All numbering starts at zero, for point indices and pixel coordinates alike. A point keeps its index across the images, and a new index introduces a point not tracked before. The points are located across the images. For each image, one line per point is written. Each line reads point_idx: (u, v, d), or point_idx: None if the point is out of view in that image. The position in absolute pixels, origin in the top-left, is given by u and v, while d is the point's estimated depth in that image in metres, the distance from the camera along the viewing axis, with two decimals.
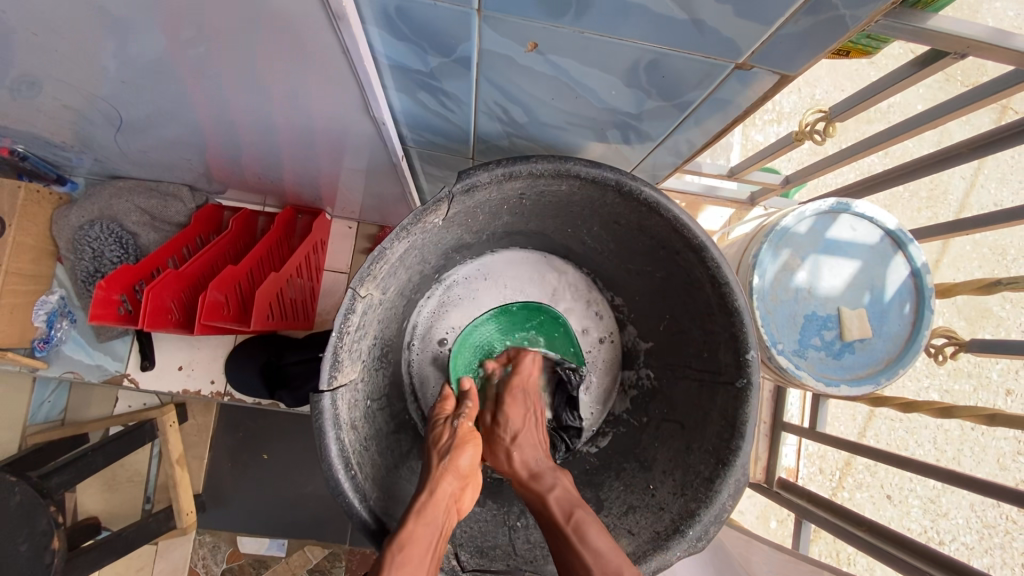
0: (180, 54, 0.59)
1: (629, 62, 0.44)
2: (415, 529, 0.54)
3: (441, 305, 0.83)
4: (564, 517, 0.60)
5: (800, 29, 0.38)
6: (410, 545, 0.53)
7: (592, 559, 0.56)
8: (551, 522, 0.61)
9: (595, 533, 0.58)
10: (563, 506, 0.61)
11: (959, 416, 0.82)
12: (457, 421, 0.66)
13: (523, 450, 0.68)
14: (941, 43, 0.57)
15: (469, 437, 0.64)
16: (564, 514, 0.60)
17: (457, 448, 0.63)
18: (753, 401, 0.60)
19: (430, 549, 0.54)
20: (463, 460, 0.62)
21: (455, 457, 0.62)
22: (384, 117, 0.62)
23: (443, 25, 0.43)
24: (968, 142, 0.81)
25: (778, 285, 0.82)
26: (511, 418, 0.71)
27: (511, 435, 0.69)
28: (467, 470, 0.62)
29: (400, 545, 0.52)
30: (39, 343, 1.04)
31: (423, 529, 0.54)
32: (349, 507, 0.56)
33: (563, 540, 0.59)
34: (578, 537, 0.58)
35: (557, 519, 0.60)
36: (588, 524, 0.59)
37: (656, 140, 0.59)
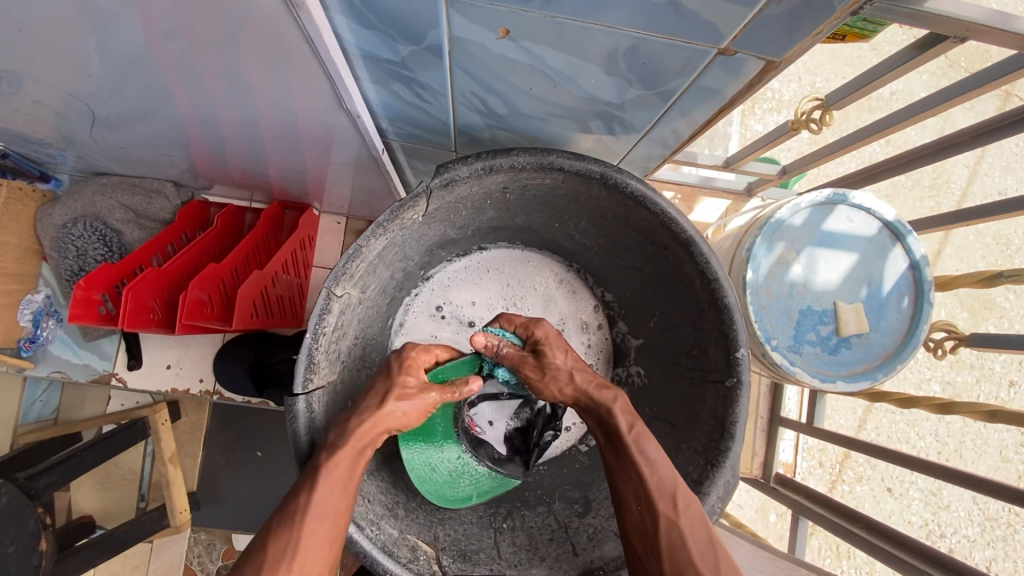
0: (147, 47, 0.57)
1: (606, 49, 0.42)
2: (350, 453, 0.54)
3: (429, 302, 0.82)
4: (625, 428, 0.58)
5: (784, 11, 0.35)
6: (340, 467, 0.53)
7: (649, 470, 0.55)
8: (614, 429, 0.59)
9: (654, 446, 0.57)
10: (627, 419, 0.59)
11: (959, 412, 0.79)
12: (433, 396, 0.62)
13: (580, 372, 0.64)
14: (939, 26, 0.55)
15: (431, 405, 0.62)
16: (627, 424, 0.58)
17: (416, 404, 0.61)
18: (743, 400, 0.58)
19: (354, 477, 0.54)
20: (410, 415, 0.61)
21: (408, 409, 0.60)
22: (359, 109, 0.60)
23: (409, 10, 0.40)
24: (971, 129, 0.78)
25: (772, 279, 0.80)
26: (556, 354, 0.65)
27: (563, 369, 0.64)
28: (405, 419, 0.61)
29: (334, 466, 0.52)
30: (25, 343, 1.02)
31: (352, 458, 0.54)
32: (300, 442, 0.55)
33: (621, 449, 0.57)
34: (638, 448, 0.56)
35: (619, 428, 0.58)
36: (649, 441, 0.57)
37: (641, 131, 0.57)
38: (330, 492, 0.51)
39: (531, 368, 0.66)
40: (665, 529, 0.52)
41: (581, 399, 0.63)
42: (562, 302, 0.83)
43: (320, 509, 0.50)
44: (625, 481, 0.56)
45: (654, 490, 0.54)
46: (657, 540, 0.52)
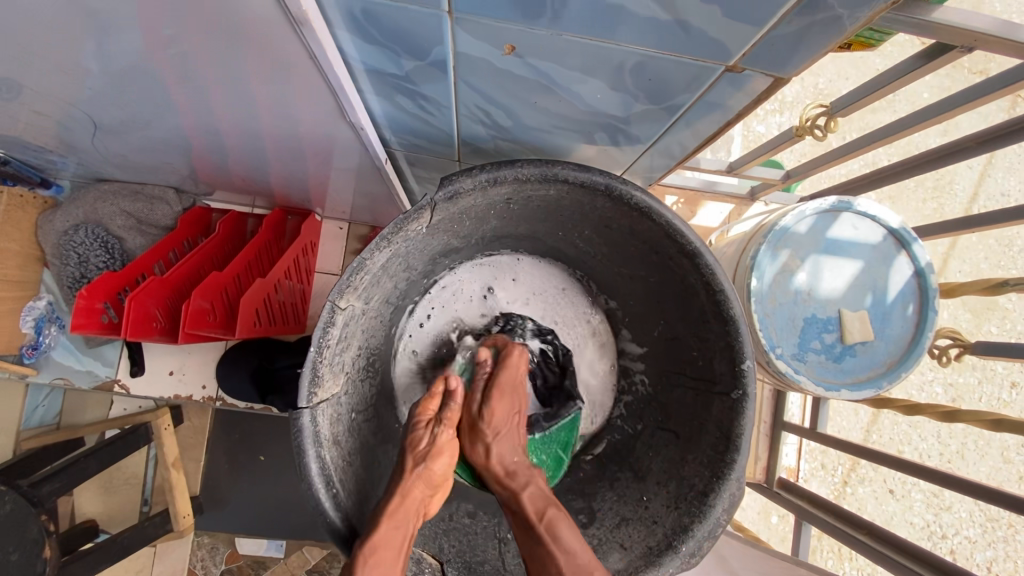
0: (152, 57, 0.56)
1: (613, 65, 0.42)
2: (387, 535, 0.53)
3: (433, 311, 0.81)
4: (536, 516, 0.57)
5: (793, 31, 0.35)
6: (383, 550, 0.52)
7: (564, 558, 0.54)
8: (524, 520, 0.57)
9: (569, 533, 0.56)
10: (537, 504, 0.57)
11: (963, 420, 0.79)
12: (439, 429, 0.61)
13: (502, 445, 0.62)
14: (947, 36, 0.54)
15: (449, 445, 0.60)
16: (538, 512, 0.56)
17: (433, 457, 0.59)
18: (749, 412, 0.58)
19: (400, 553, 0.53)
20: (437, 467, 0.59)
21: (432, 464, 0.59)
22: (363, 121, 0.60)
23: (414, 28, 0.40)
24: (978, 134, 0.78)
25: (777, 287, 0.80)
26: (495, 412, 0.63)
27: (494, 430, 0.62)
28: (433, 474, 0.59)
29: (372, 550, 0.51)
30: (28, 350, 1.03)
31: (393, 534, 0.53)
32: (316, 499, 0.54)
33: (536, 540, 0.55)
34: (551, 537, 0.55)
35: (529, 516, 0.57)
36: (562, 525, 0.56)
37: (647, 143, 0.57)
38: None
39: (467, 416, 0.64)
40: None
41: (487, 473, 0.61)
42: (565, 310, 0.83)
43: None
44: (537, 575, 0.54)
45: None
46: None
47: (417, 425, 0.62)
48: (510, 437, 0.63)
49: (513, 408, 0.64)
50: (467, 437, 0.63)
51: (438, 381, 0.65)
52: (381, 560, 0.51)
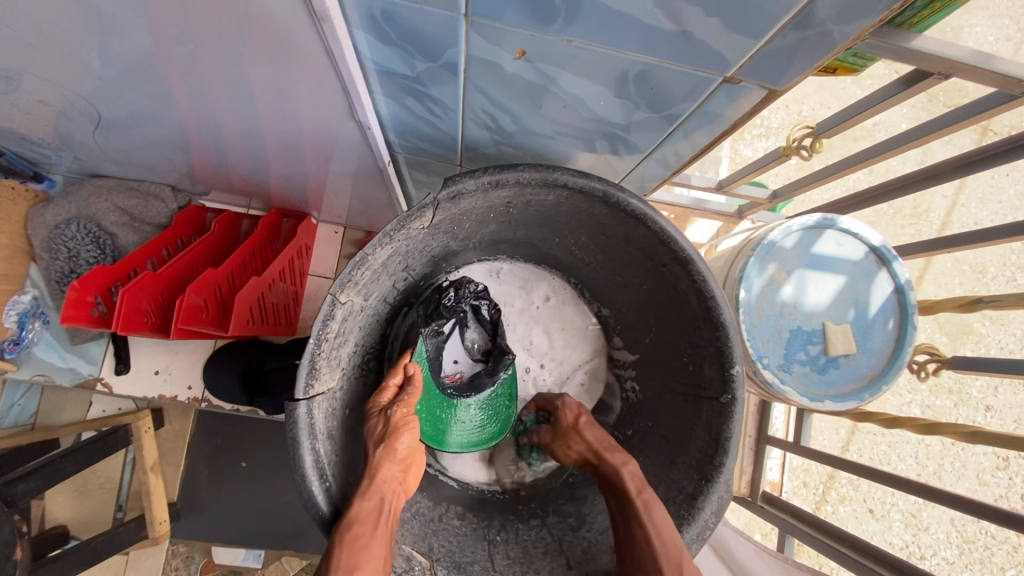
0: (160, 51, 0.57)
1: (618, 73, 0.44)
2: (362, 507, 0.54)
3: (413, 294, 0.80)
4: (635, 491, 0.60)
5: (787, 44, 0.38)
6: (360, 523, 0.53)
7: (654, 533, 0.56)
8: (624, 494, 0.61)
9: (661, 512, 0.58)
10: (636, 480, 0.62)
11: (941, 432, 0.82)
12: (391, 409, 0.62)
13: (591, 433, 0.69)
14: (925, 63, 0.58)
15: (405, 423, 0.62)
16: (636, 487, 0.60)
17: (393, 435, 0.60)
18: (737, 416, 0.60)
19: (377, 525, 0.54)
20: (401, 444, 0.60)
21: (392, 442, 0.60)
22: (370, 121, 0.61)
23: (430, 30, 0.42)
24: (952, 160, 0.82)
25: (764, 299, 0.83)
26: (567, 409, 0.73)
27: (576, 423, 0.71)
28: (400, 454, 0.60)
29: (348, 524, 0.53)
30: (9, 344, 0.99)
31: (367, 508, 0.55)
32: (308, 494, 0.54)
33: (631, 512, 0.59)
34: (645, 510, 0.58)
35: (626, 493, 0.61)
36: (654, 506, 0.58)
37: (644, 152, 0.59)
38: (354, 554, 0.51)
39: (547, 434, 0.74)
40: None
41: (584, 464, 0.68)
42: (553, 317, 0.85)
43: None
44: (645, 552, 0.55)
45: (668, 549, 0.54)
46: None
47: (372, 414, 0.63)
48: (593, 429, 0.70)
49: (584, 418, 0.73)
50: (556, 448, 0.72)
51: (394, 372, 0.66)
52: (359, 533, 0.53)
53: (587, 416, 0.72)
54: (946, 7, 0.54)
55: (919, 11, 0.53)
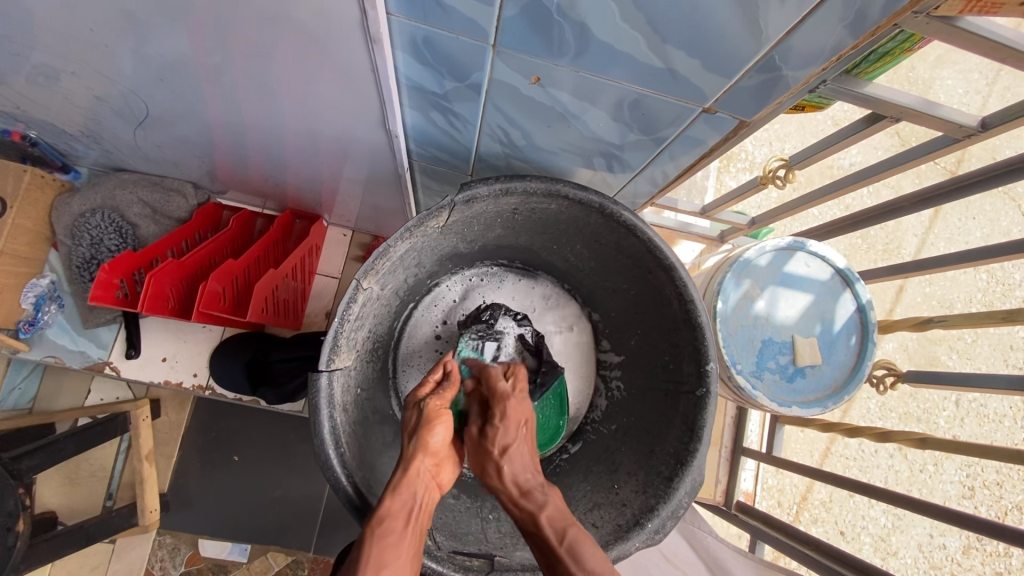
0: (215, 60, 0.65)
1: (616, 100, 0.52)
2: (393, 502, 0.56)
3: (436, 309, 0.90)
4: (556, 539, 0.56)
5: (753, 83, 0.46)
6: (391, 518, 0.55)
7: None
8: (545, 542, 0.57)
9: (590, 551, 0.55)
10: (557, 525, 0.57)
11: (895, 440, 0.90)
12: (425, 401, 0.64)
13: (514, 465, 0.62)
14: (878, 107, 0.68)
15: (439, 415, 0.63)
16: (558, 535, 0.56)
17: (426, 428, 0.62)
18: (711, 408, 0.67)
19: (407, 522, 0.55)
20: (436, 438, 0.62)
21: (427, 436, 0.61)
22: (397, 131, 0.69)
23: (462, 56, 0.50)
24: (912, 196, 0.92)
25: (739, 310, 0.91)
26: (501, 429, 0.63)
27: (501, 449, 0.62)
28: (433, 449, 0.61)
29: (379, 519, 0.54)
30: (25, 325, 1.04)
31: (399, 503, 0.56)
32: (323, 456, 0.60)
33: (557, 563, 0.55)
34: (572, 558, 0.54)
35: (550, 541, 0.56)
36: (583, 545, 0.56)
37: (635, 170, 0.68)
38: (383, 552, 0.52)
39: (472, 442, 0.65)
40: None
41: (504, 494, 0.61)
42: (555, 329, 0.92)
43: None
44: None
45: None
46: None
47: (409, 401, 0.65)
48: (520, 456, 0.62)
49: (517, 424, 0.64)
50: (479, 458, 0.64)
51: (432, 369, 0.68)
52: (389, 528, 0.54)
53: (508, 421, 0.64)
54: (894, 60, 0.64)
55: (871, 63, 0.64)
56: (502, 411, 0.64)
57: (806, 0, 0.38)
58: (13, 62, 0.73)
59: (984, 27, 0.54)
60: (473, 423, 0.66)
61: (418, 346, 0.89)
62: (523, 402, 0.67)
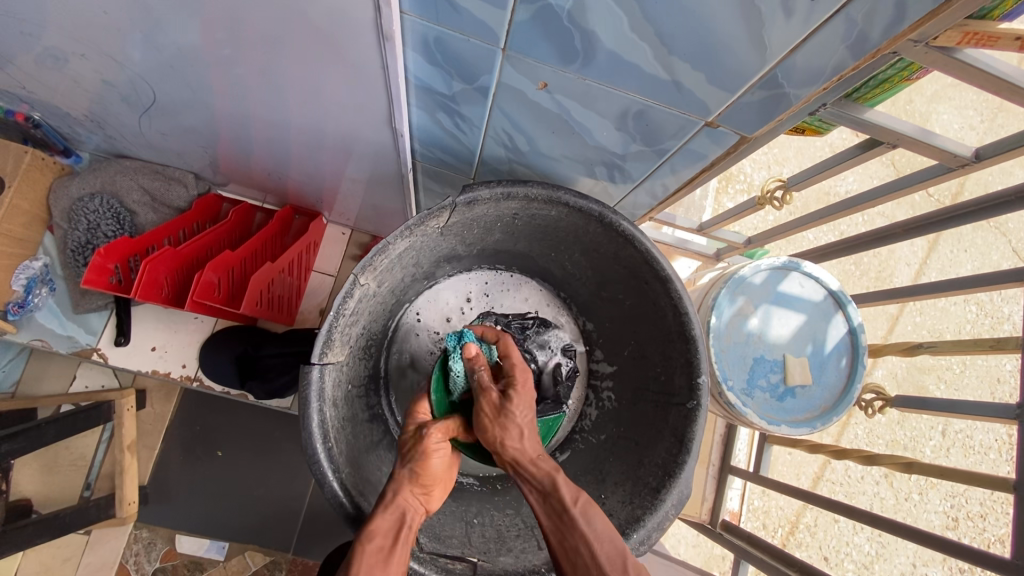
0: (223, 52, 0.65)
1: (621, 110, 0.53)
2: (380, 522, 0.57)
3: (453, 296, 0.90)
4: (570, 500, 0.58)
5: (756, 99, 0.47)
6: (378, 536, 0.55)
7: (597, 543, 0.55)
8: (558, 502, 0.58)
9: (599, 515, 0.58)
10: (572, 489, 0.59)
11: (881, 464, 0.91)
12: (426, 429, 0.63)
13: (532, 433, 0.62)
14: (876, 132, 0.69)
15: (436, 446, 0.63)
16: (573, 496, 0.58)
17: (422, 456, 0.62)
18: (700, 420, 0.67)
19: (396, 538, 0.56)
20: (431, 466, 0.62)
21: (422, 463, 0.62)
22: (402, 130, 0.70)
23: (471, 58, 0.51)
24: (904, 224, 0.94)
25: (732, 327, 0.92)
26: (525, 399, 0.63)
27: (523, 418, 0.62)
28: (428, 476, 0.62)
29: (366, 538, 0.55)
30: (14, 306, 1.03)
31: (385, 520, 0.57)
32: (309, 451, 0.59)
33: (569, 525, 0.57)
34: (585, 520, 0.57)
35: (565, 500, 0.58)
36: (594, 510, 0.58)
37: (636, 181, 0.68)
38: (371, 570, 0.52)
39: (489, 407, 0.63)
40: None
41: (518, 460, 0.61)
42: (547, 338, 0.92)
43: None
44: (570, 556, 0.56)
45: (605, 562, 0.54)
46: None
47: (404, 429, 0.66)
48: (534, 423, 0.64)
49: (534, 396, 0.65)
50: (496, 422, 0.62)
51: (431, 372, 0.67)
52: (378, 545, 0.55)
53: (529, 380, 0.65)
54: (893, 87, 0.66)
55: (871, 89, 0.66)
56: (524, 380, 0.65)
57: (811, 19, 0.39)
58: (22, 42, 0.73)
59: (979, 58, 0.55)
60: (490, 389, 0.64)
61: (435, 330, 0.88)
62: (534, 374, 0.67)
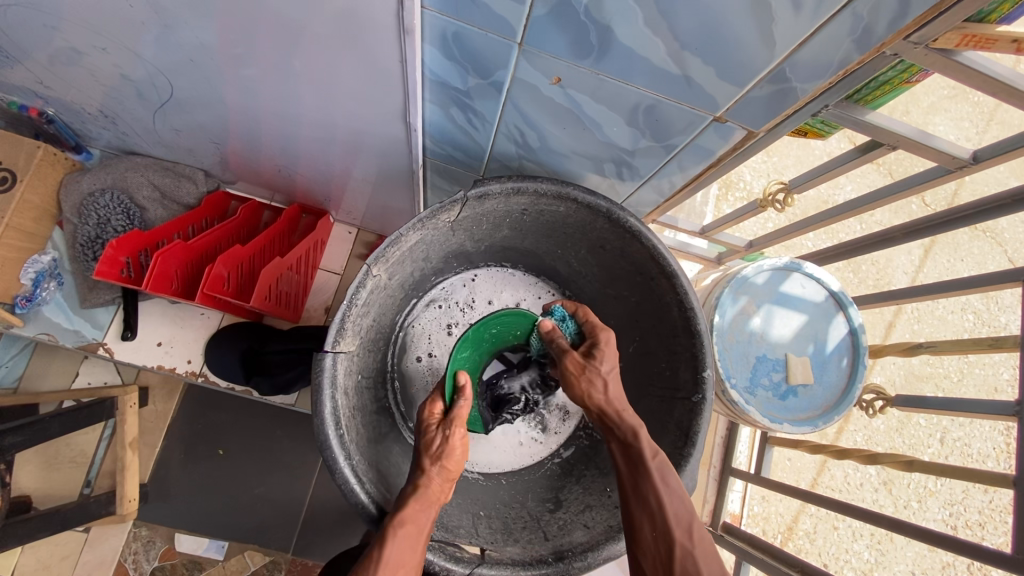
0: (237, 49, 0.66)
1: (632, 105, 0.55)
2: (415, 511, 0.58)
3: (508, 290, 0.93)
4: (649, 455, 0.60)
5: (764, 93, 0.49)
6: (407, 524, 0.57)
7: (667, 498, 0.58)
8: (636, 455, 0.61)
9: (674, 476, 0.60)
10: (651, 444, 0.61)
11: (883, 462, 0.92)
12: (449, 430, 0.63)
13: (618, 385, 0.65)
14: (876, 134, 0.71)
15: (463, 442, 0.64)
16: (651, 452, 0.60)
17: (450, 446, 0.63)
18: (706, 414, 0.68)
19: (424, 530, 0.58)
20: (454, 453, 0.63)
21: (447, 461, 0.62)
22: (416, 125, 0.71)
23: (487, 53, 0.52)
24: (902, 227, 0.95)
25: (735, 326, 0.93)
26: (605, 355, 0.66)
27: (608, 370, 0.65)
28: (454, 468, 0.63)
29: (398, 524, 0.57)
30: (22, 300, 1.03)
31: (420, 512, 0.58)
32: (321, 435, 0.60)
33: (644, 475, 0.59)
34: (661, 478, 0.59)
35: (643, 454, 0.60)
36: (668, 469, 0.60)
37: (644, 177, 0.70)
38: (400, 551, 0.55)
39: (573, 365, 0.66)
40: (682, 557, 0.55)
41: (604, 415, 0.64)
42: None
43: (391, 564, 0.54)
44: (642, 509, 0.59)
45: (673, 520, 0.57)
46: (671, 567, 0.55)
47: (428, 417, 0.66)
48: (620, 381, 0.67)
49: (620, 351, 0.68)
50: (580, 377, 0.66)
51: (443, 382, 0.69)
52: (407, 533, 0.57)
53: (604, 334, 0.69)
54: (894, 90, 0.68)
55: (872, 91, 0.67)
56: (606, 339, 0.68)
57: (818, 15, 0.41)
58: (43, 37, 0.74)
59: (979, 61, 0.57)
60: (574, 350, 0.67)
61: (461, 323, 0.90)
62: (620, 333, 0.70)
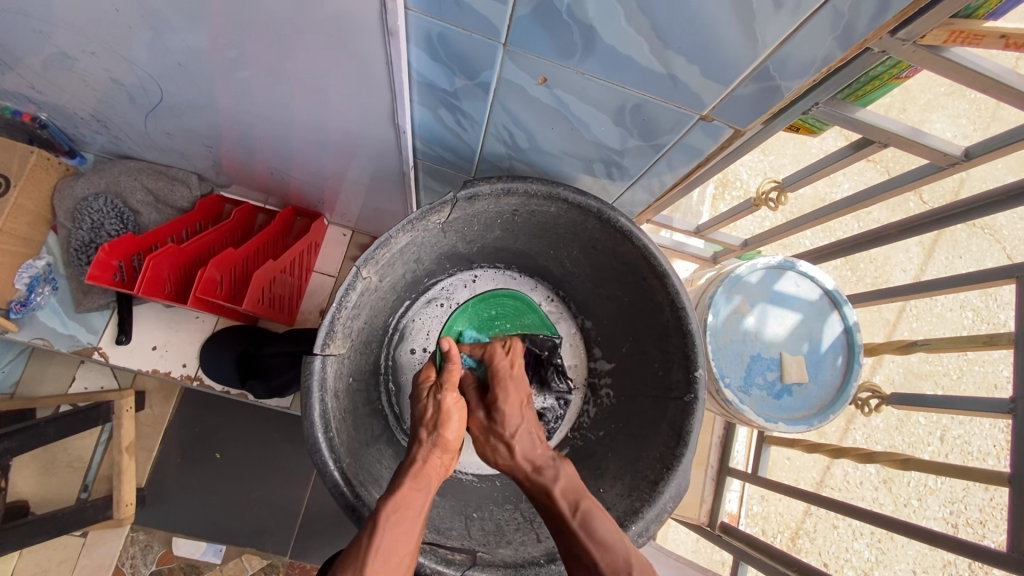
0: (225, 52, 0.66)
1: (619, 104, 0.55)
2: (409, 492, 0.57)
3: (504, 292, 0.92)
4: (570, 511, 0.59)
5: (750, 91, 0.49)
6: (404, 509, 0.56)
7: (600, 551, 0.56)
8: (557, 513, 0.60)
9: (602, 522, 0.58)
10: (569, 498, 0.60)
11: (879, 461, 0.91)
12: (440, 395, 0.64)
13: (523, 444, 0.65)
14: (866, 131, 0.70)
15: (455, 408, 0.64)
16: (571, 506, 0.59)
17: (444, 420, 0.63)
18: (698, 414, 0.68)
19: (421, 511, 0.57)
20: (450, 429, 0.63)
21: (443, 431, 0.63)
22: (405, 127, 0.71)
23: (472, 53, 0.52)
24: (898, 224, 0.95)
25: (729, 326, 0.93)
26: (506, 413, 0.66)
27: (509, 432, 0.66)
28: (451, 442, 0.63)
29: (393, 509, 0.55)
30: (16, 305, 1.02)
31: (415, 493, 0.58)
32: (311, 437, 0.60)
33: (570, 532, 0.58)
34: (585, 531, 0.57)
35: (562, 512, 0.59)
36: (596, 516, 0.59)
37: (634, 177, 0.70)
38: (396, 536, 0.54)
39: (477, 429, 0.67)
40: None
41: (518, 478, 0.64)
42: None
43: (386, 553, 0.52)
44: (578, 566, 0.57)
45: (609, 572, 0.55)
46: None
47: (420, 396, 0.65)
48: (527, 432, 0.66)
49: (521, 402, 0.68)
50: (482, 444, 0.67)
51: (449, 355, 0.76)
52: (403, 518, 0.55)
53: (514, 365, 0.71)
54: (884, 85, 0.67)
55: (863, 86, 0.67)
56: (506, 395, 0.67)
57: (800, 12, 0.40)
58: (33, 42, 0.74)
59: (967, 57, 0.56)
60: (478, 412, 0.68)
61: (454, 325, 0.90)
62: (521, 381, 0.70)
